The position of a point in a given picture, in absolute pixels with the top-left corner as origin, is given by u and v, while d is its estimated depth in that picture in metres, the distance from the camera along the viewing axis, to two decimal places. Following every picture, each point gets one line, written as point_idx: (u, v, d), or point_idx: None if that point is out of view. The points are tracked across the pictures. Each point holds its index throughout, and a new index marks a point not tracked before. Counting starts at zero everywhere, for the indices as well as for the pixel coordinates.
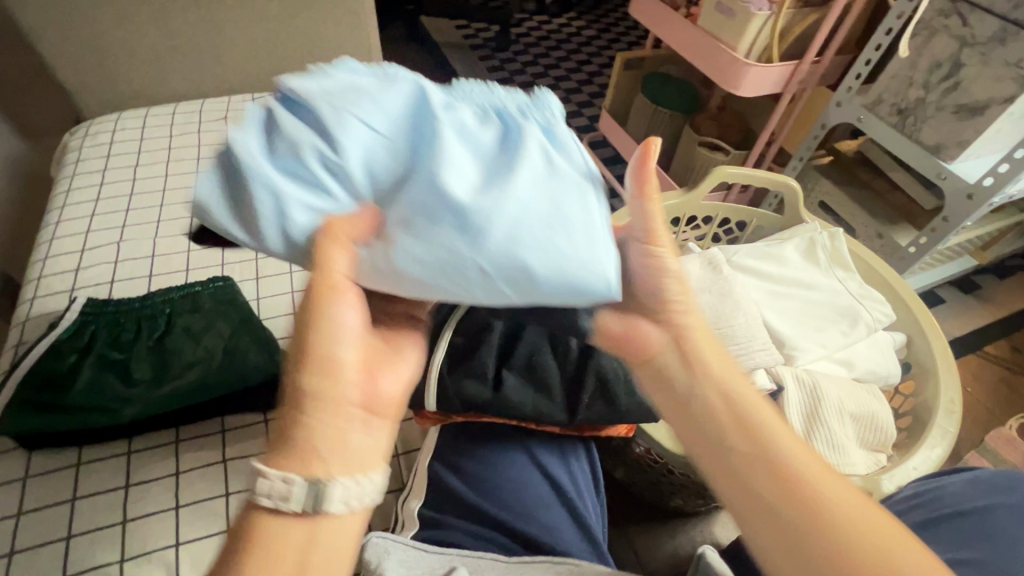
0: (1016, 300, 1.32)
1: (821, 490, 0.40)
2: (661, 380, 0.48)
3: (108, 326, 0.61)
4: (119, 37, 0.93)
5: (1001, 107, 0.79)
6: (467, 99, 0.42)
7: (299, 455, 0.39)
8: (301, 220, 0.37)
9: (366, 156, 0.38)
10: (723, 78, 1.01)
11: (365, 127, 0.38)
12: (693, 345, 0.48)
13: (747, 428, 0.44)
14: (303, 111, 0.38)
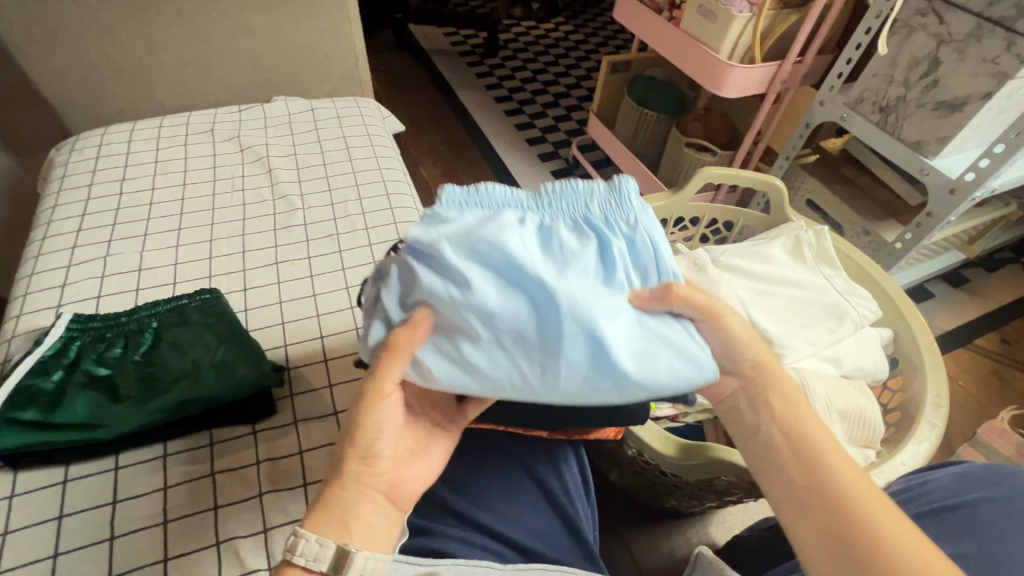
0: (1006, 293, 1.33)
1: (887, 532, 0.41)
2: (735, 419, 0.51)
3: (94, 342, 0.62)
4: (104, 52, 0.93)
5: (980, 103, 0.80)
6: (564, 209, 0.46)
7: (332, 522, 0.43)
8: (451, 363, 0.43)
9: (496, 304, 0.42)
10: (706, 79, 1.02)
11: (489, 283, 0.41)
12: (764, 391, 0.50)
13: (816, 467, 0.45)
14: (431, 273, 0.42)
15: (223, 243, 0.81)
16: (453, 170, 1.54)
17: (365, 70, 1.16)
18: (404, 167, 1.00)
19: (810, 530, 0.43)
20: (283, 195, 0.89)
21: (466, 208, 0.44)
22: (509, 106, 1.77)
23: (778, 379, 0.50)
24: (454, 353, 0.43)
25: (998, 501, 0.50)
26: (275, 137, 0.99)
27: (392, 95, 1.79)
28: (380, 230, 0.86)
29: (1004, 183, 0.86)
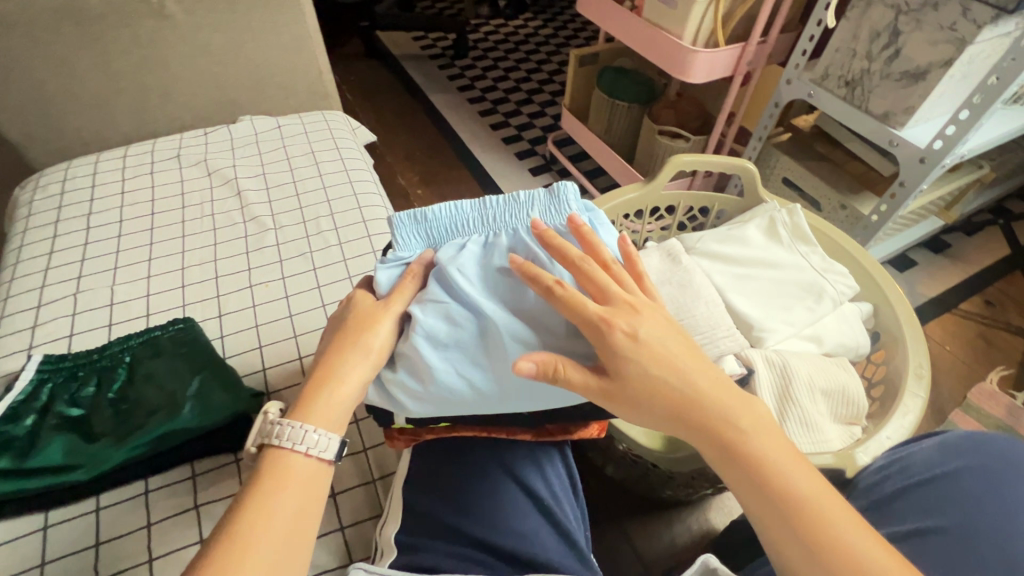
0: (987, 255, 1.33)
1: (827, 515, 0.39)
2: (649, 401, 0.43)
3: (65, 382, 0.61)
4: (61, 85, 0.92)
5: (941, 70, 0.80)
6: (505, 221, 0.54)
7: (324, 413, 0.46)
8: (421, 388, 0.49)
9: (443, 326, 0.50)
10: (672, 66, 1.02)
11: (437, 307, 0.50)
12: (679, 372, 0.43)
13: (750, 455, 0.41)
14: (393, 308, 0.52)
15: (195, 270, 0.80)
16: (430, 175, 1.53)
17: (331, 83, 1.15)
18: (375, 178, 1.00)
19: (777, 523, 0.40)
20: (254, 216, 0.88)
21: (426, 242, 0.55)
22: (482, 107, 1.76)
23: (670, 350, 0.43)
24: (419, 366, 0.49)
25: (977, 469, 0.50)
26: (242, 158, 0.98)
27: (364, 104, 1.77)
28: (353, 244, 0.85)
29: (972, 149, 0.86)
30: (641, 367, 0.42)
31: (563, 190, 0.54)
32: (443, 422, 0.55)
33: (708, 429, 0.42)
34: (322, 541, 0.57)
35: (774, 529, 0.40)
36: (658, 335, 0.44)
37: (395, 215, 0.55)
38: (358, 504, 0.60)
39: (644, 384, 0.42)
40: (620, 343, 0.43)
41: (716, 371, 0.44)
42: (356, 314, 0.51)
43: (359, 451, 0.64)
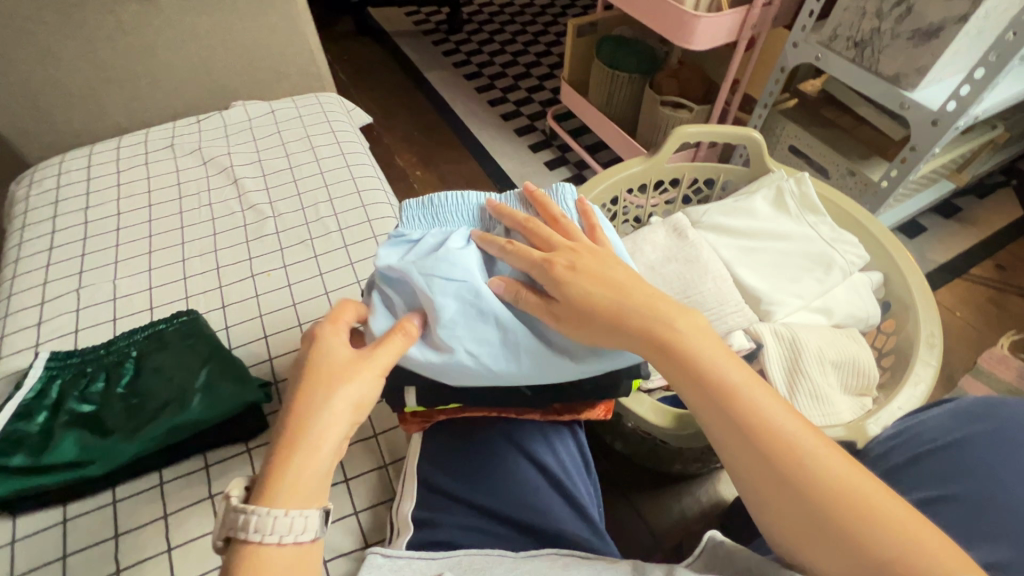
0: (999, 218, 1.31)
1: (779, 426, 0.40)
2: (597, 328, 0.45)
3: (75, 378, 0.62)
4: (47, 77, 0.90)
5: (956, 27, 0.77)
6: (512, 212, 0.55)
7: (299, 490, 0.41)
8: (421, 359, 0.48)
9: (451, 295, 0.48)
10: (674, 33, 0.98)
11: (442, 276, 0.48)
12: (616, 297, 0.45)
13: (696, 372, 0.43)
14: (398, 282, 0.51)
15: (196, 261, 0.80)
16: (429, 155, 1.51)
17: (324, 64, 1.12)
18: (373, 160, 0.98)
19: (728, 435, 0.41)
20: (252, 205, 0.87)
21: (431, 226, 0.54)
22: (479, 82, 1.72)
23: (606, 278, 0.46)
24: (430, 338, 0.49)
25: (988, 433, 0.50)
26: (237, 144, 0.97)
27: (359, 85, 1.74)
28: (353, 229, 0.84)
29: (987, 109, 0.83)
30: (584, 293, 0.45)
31: (561, 191, 0.56)
32: (453, 404, 0.54)
33: (659, 351, 0.44)
34: (338, 526, 0.58)
35: (736, 447, 0.41)
36: (597, 267, 0.47)
37: (405, 201, 0.56)
38: (371, 488, 0.61)
39: (591, 309, 0.45)
40: (564, 276, 0.46)
41: (660, 294, 0.47)
42: (335, 367, 0.44)
43: (370, 437, 0.64)
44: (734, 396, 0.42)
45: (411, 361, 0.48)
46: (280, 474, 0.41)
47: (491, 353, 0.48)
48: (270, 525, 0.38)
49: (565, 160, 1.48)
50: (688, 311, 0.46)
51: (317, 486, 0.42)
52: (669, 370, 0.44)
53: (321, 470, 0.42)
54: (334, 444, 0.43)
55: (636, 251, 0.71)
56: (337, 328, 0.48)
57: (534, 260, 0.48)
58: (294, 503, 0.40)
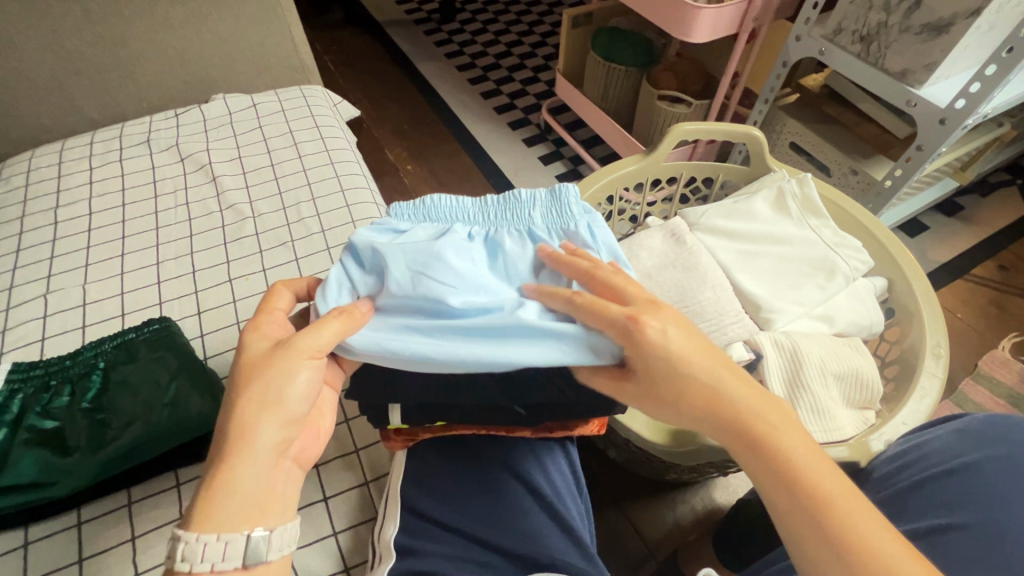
0: (1002, 217, 1.28)
1: (882, 548, 0.35)
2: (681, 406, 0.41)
3: (37, 392, 0.58)
4: (12, 68, 0.85)
5: (967, 21, 0.74)
6: (509, 219, 0.52)
7: (228, 510, 0.38)
8: (373, 340, 0.44)
9: (420, 273, 0.46)
10: (673, 26, 0.94)
11: (416, 257, 0.47)
12: (702, 376, 0.41)
13: (788, 468, 0.39)
14: (364, 257, 0.49)
15: (172, 264, 0.76)
16: (420, 149, 1.46)
17: (308, 56, 1.07)
18: (359, 157, 0.94)
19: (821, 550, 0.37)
20: (231, 204, 0.83)
21: (422, 221, 0.52)
22: (472, 74, 1.68)
23: (692, 358, 0.41)
24: (387, 323, 0.45)
25: (1004, 459, 0.47)
26: (216, 140, 0.92)
27: (348, 76, 1.69)
28: (337, 230, 0.80)
29: (996, 107, 0.80)
30: (668, 368, 0.41)
31: (564, 191, 0.52)
32: (440, 421, 0.51)
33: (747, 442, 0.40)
34: (315, 548, 0.55)
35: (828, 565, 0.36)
36: (684, 341, 0.42)
37: (394, 202, 0.53)
38: (352, 508, 0.58)
39: (671, 390, 0.42)
40: (651, 338, 0.41)
41: (757, 389, 0.42)
42: (252, 363, 0.42)
43: (350, 452, 0.61)
44: (830, 507, 0.37)
45: (354, 344, 0.44)
46: (206, 498, 0.38)
47: (447, 338, 0.44)
48: (199, 552, 0.37)
49: (559, 155, 1.44)
50: (780, 403, 0.42)
51: (257, 498, 0.40)
52: (758, 461, 0.40)
53: (250, 482, 0.40)
54: (265, 450, 0.40)
55: (631, 257, 0.68)
56: (259, 331, 0.45)
57: (605, 316, 0.42)
58: (230, 523, 0.38)
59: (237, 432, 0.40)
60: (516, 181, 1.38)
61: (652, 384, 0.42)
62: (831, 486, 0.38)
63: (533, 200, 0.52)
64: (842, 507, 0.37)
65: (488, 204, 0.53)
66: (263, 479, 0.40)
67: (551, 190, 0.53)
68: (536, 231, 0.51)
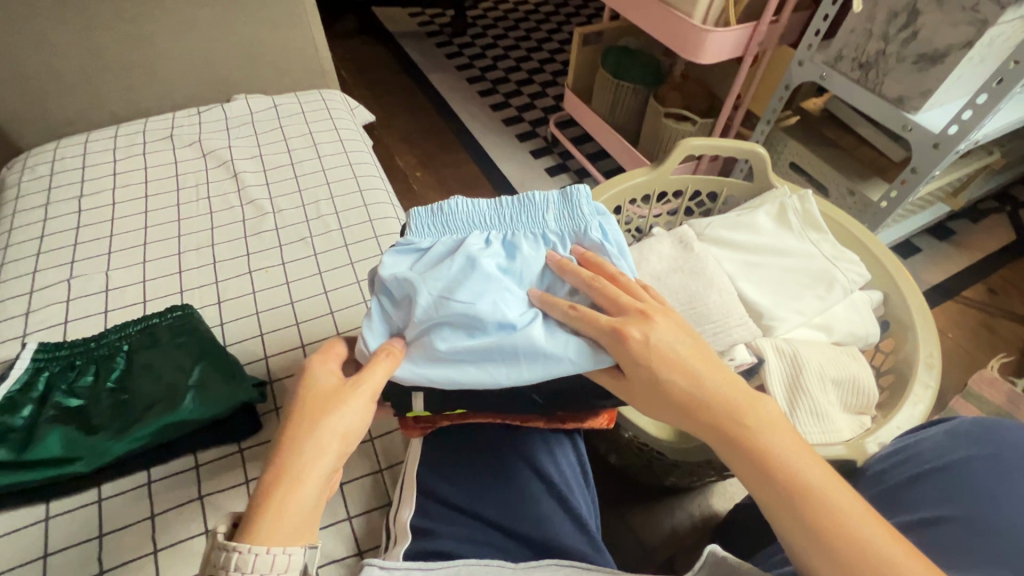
0: (991, 242, 1.33)
1: (863, 533, 0.38)
2: (669, 403, 0.44)
3: (62, 372, 0.60)
4: (44, 61, 0.88)
5: (961, 53, 0.78)
6: (525, 223, 0.54)
7: (289, 527, 0.40)
8: (413, 367, 0.48)
9: (445, 297, 0.48)
10: (682, 46, 0.99)
11: (440, 284, 0.49)
12: (685, 370, 0.43)
13: (766, 458, 0.41)
14: (392, 288, 0.51)
15: (192, 255, 0.78)
16: (429, 157, 1.50)
17: (328, 61, 1.11)
18: (375, 160, 0.97)
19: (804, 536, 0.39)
20: (251, 200, 0.85)
21: (442, 234, 0.53)
22: (482, 87, 1.72)
23: (675, 355, 0.44)
24: (424, 345, 0.48)
25: (994, 457, 0.49)
26: (238, 138, 0.95)
27: (361, 83, 1.72)
28: (354, 229, 0.83)
29: (987, 134, 0.84)
30: (652, 374, 0.44)
31: (575, 194, 0.54)
32: (457, 409, 0.53)
33: (725, 436, 0.43)
34: (330, 531, 0.56)
35: (805, 542, 0.39)
36: (669, 339, 0.44)
37: (412, 209, 0.55)
38: (365, 494, 0.59)
39: (657, 389, 0.44)
40: (635, 350, 0.44)
41: (733, 378, 0.44)
42: (323, 394, 0.44)
43: (365, 441, 0.63)
44: (804, 488, 0.40)
45: (399, 377, 0.48)
46: (269, 511, 0.39)
47: (481, 357, 0.47)
48: (251, 562, 0.37)
49: (565, 167, 1.48)
50: (758, 396, 0.44)
51: (308, 521, 0.41)
52: (737, 455, 0.42)
53: (309, 501, 0.41)
54: (326, 475, 0.42)
55: (641, 261, 0.71)
56: (323, 363, 0.47)
57: (601, 325, 0.46)
58: (287, 539, 0.39)
59: (308, 453, 0.41)
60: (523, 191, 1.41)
61: (644, 384, 0.45)
62: (807, 472, 0.40)
63: (545, 202, 0.54)
64: (814, 485, 0.40)
65: (500, 210, 0.54)
66: (317, 502, 0.42)
67: (562, 194, 0.54)
68: (549, 238, 0.53)
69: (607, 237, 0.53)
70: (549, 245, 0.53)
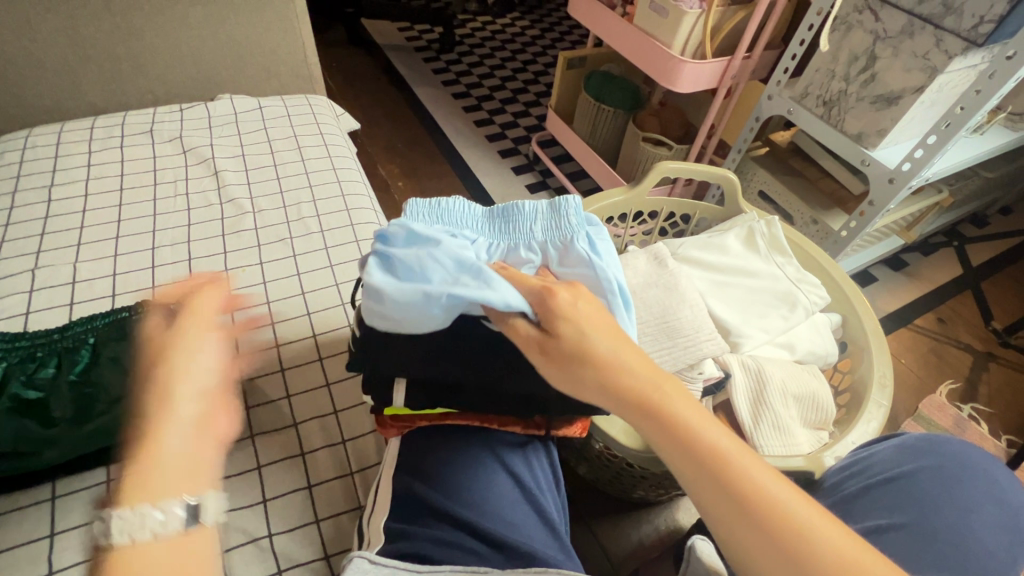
0: (940, 275, 1.41)
1: (780, 496, 0.39)
2: (588, 373, 0.44)
3: (20, 362, 0.56)
4: (23, 47, 0.86)
5: (913, 96, 0.84)
6: (511, 232, 0.57)
7: (152, 488, 0.39)
8: (412, 288, 0.47)
9: (451, 243, 0.51)
10: (661, 75, 1.03)
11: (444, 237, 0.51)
12: (601, 341, 0.45)
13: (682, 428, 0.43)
14: (391, 241, 0.51)
15: (167, 250, 0.77)
16: (412, 167, 1.51)
17: (316, 67, 1.12)
18: (360, 166, 0.98)
19: (725, 503, 0.40)
20: (231, 199, 0.85)
21: (435, 224, 0.56)
22: (467, 103, 1.75)
23: (594, 322, 0.46)
24: (421, 276, 0.48)
25: (935, 470, 0.56)
26: (220, 137, 0.95)
27: (346, 92, 1.74)
28: (335, 232, 0.83)
29: (936, 173, 0.91)
30: (581, 331, 0.45)
31: (563, 204, 0.57)
32: (438, 409, 0.55)
33: (642, 406, 0.43)
34: (297, 534, 0.55)
35: (721, 505, 0.40)
36: (596, 309, 0.47)
37: (410, 199, 0.58)
38: (335, 497, 0.59)
39: (582, 357, 0.44)
40: (563, 305, 0.46)
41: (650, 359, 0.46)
42: (143, 360, 0.45)
43: (337, 443, 0.62)
44: (727, 460, 0.41)
45: (395, 295, 0.46)
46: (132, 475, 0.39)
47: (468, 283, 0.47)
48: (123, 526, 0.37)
49: (546, 185, 1.51)
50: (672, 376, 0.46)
51: (184, 468, 0.41)
52: (653, 427, 0.43)
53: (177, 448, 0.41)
54: (185, 421, 0.42)
55: None
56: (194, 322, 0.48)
57: (532, 284, 0.48)
58: (157, 492, 0.39)
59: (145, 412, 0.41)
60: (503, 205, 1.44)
61: (570, 352, 0.44)
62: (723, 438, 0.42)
63: (533, 213, 0.57)
64: (727, 449, 0.42)
65: (493, 214, 0.58)
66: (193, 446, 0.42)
67: (552, 204, 0.57)
68: (533, 246, 0.56)
69: (592, 249, 0.55)
70: (533, 252, 0.56)
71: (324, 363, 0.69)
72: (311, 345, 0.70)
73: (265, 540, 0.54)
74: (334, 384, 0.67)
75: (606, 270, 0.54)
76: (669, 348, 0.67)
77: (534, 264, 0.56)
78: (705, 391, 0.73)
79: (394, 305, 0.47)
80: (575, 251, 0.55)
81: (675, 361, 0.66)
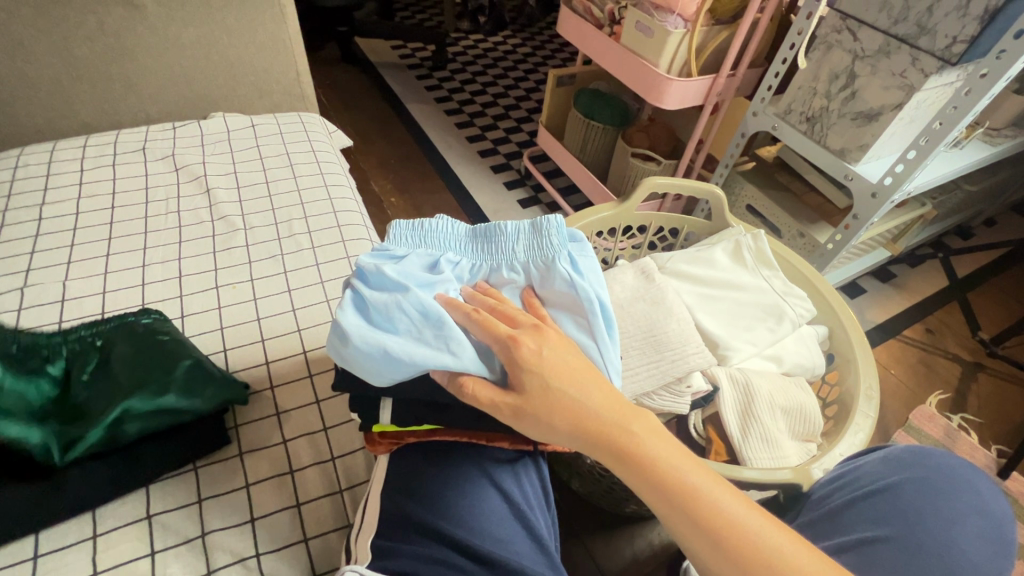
0: (927, 286, 1.43)
1: (749, 523, 0.42)
2: (556, 420, 0.46)
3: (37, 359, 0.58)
4: (16, 68, 0.87)
5: (892, 113, 0.86)
6: (493, 253, 0.59)
7: None
8: (373, 336, 0.49)
9: (420, 289, 0.53)
10: (648, 92, 1.05)
11: (417, 277, 0.54)
12: (563, 389, 0.46)
13: (652, 466, 0.44)
14: (371, 276, 0.54)
15: (157, 268, 0.77)
16: (404, 183, 1.52)
17: (309, 85, 1.13)
18: (351, 183, 0.99)
19: (700, 538, 0.42)
20: (222, 216, 0.85)
21: (418, 247, 0.59)
22: (459, 119, 1.77)
23: (557, 368, 0.47)
24: (385, 326, 0.51)
25: (919, 481, 0.57)
26: (212, 155, 0.95)
27: (340, 109, 1.76)
28: (326, 248, 0.84)
29: (917, 186, 0.93)
30: (545, 382, 0.47)
31: (545, 223, 0.58)
32: (425, 425, 0.55)
33: (610, 451, 0.45)
34: (284, 554, 0.55)
35: (696, 538, 0.42)
36: (560, 353, 0.49)
37: (395, 221, 0.61)
38: (323, 515, 0.58)
39: (551, 403, 0.46)
40: (526, 356, 0.47)
41: (618, 394, 0.48)
42: None
43: (326, 460, 0.62)
44: (696, 494, 0.43)
45: (356, 344, 0.48)
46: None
47: (429, 340, 0.49)
48: None
49: (537, 200, 1.53)
50: (640, 411, 0.47)
51: None
52: (624, 469, 0.45)
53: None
54: None
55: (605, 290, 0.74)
56: None
57: (498, 333, 0.49)
58: None
59: None
60: (495, 220, 1.45)
61: (536, 404, 0.46)
62: (689, 472, 0.44)
63: (516, 233, 0.59)
64: (696, 484, 0.43)
65: (475, 235, 0.60)
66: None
67: (534, 223, 0.59)
68: (516, 267, 0.58)
69: (574, 267, 0.56)
70: (516, 273, 0.58)
71: (314, 379, 0.69)
72: (302, 362, 0.70)
73: (252, 560, 0.54)
74: (324, 401, 0.67)
75: (586, 288, 0.55)
76: (657, 361, 0.68)
77: (517, 284, 0.58)
78: (695, 404, 0.74)
79: (355, 355, 0.49)
80: (554, 273, 0.56)
81: (664, 374, 0.66)
